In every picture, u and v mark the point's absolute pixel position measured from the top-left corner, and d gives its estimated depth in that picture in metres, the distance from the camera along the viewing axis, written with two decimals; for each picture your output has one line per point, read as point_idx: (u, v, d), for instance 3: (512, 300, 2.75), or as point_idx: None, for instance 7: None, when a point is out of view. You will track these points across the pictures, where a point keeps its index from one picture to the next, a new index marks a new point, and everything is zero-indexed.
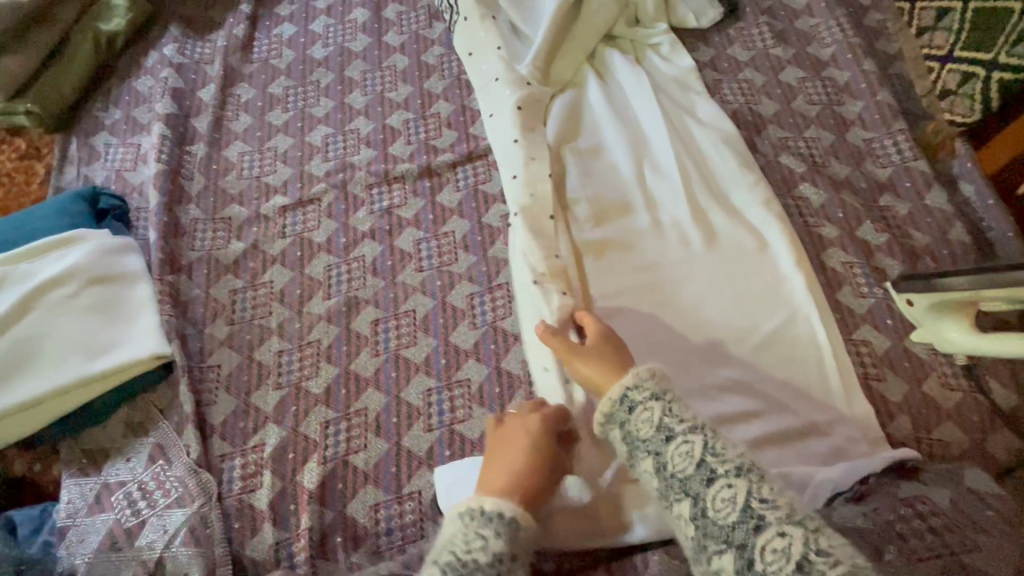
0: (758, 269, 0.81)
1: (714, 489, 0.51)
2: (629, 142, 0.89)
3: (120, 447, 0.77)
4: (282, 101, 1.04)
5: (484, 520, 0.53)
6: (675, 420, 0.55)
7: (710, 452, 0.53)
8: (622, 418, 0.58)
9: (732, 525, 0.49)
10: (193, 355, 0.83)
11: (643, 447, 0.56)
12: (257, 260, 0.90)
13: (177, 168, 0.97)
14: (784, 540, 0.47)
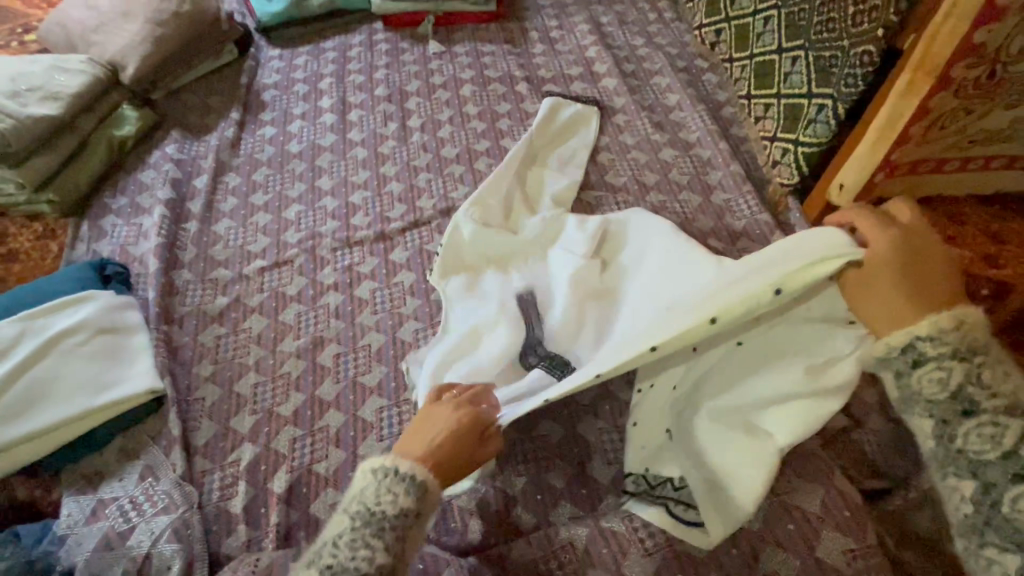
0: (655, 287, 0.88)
1: (922, 372, 0.57)
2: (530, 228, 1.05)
3: (115, 469, 0.90)
4: (263, 186, 1.28)
5: (397, 479, 0.61)
6: (922, 350, 0.56)
7: (933, 366, 0.57)
8: (912, 364, 0.57)
9: (982, 436, 0.54)
10: (181, 391, 0.99)
11: (914, 395, 0.58)
12: (238, 312, 1.09)
13: (173, 241, 1.18)
14: (998, 428, 0.54)
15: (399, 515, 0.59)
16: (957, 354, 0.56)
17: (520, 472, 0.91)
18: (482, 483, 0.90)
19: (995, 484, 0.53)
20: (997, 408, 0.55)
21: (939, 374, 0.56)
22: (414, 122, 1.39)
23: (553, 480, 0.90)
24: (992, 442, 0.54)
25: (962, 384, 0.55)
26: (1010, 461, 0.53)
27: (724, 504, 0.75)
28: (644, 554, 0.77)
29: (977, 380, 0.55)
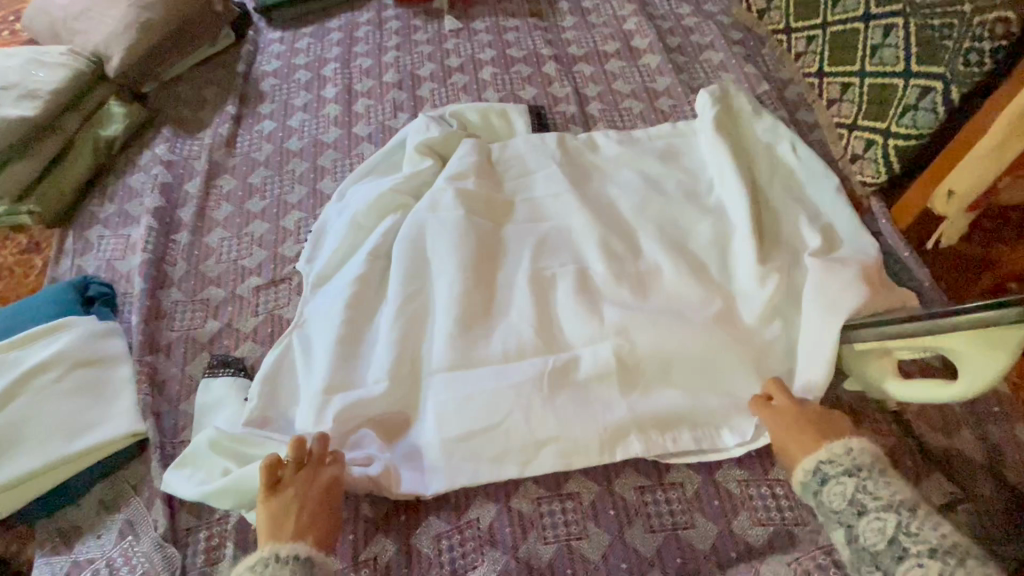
0: (480, 358, 0.83)
1: (866, 521, 0.63)
2: (441, 271, 0.89)
3: (93, 524, 0.81)
4: (260, 190, 1.15)
5: (280, 565, 0.63)
6: (868, 498, 0.63)
7: (903, 531, 0.60)
8: (815, 488, 0.67)
9: (882, 555, 0.61)
10: (167, 431, 0.88)
11: (835, 517, 0.65)
12: (230, 338, 0.97)
13: (162, 255, 1.06)
14: (882, 522, 0.61)
15: None
16: (849, 471, 0.66)
17: (546, 540, 0.77)
18: (501, 554, 0.77)
19: (887, 568, 0.60)
20: (922, 550, 0.59)
21: (841, 487, 0.65)
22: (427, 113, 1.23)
23: (587, 550, 0.76)
24: (882, 534, 0.61)
25: (853, 492, 0.64)
26: (896, 547, 0.60)
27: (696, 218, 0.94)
28: None
29: (866, 488, 0.64)
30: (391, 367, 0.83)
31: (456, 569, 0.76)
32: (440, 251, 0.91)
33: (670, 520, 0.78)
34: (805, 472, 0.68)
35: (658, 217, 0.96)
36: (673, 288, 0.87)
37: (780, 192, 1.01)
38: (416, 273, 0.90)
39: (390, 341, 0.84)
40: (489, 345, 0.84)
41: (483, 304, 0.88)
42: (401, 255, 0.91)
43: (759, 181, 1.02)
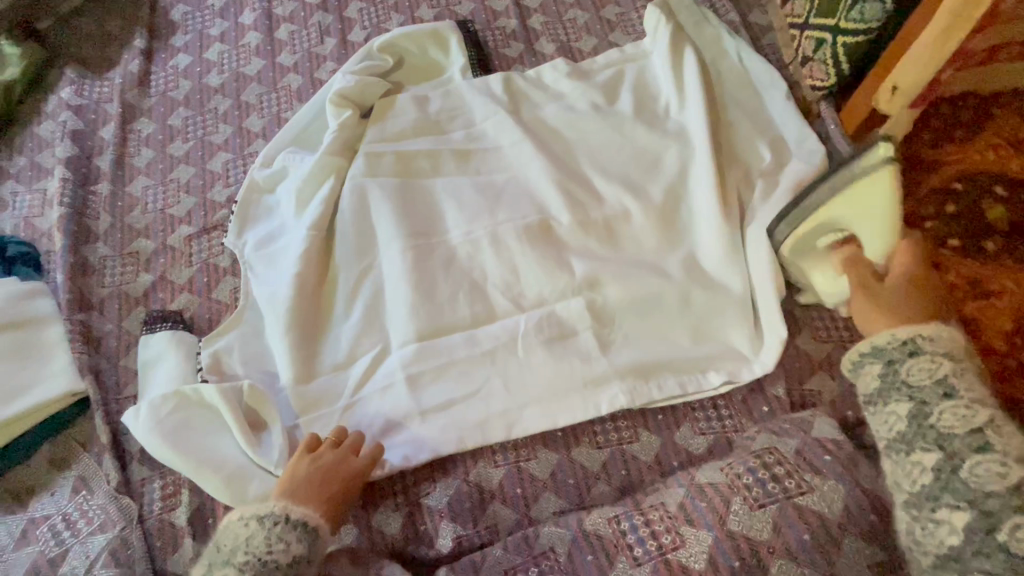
0: (443, 322, 0.86)
1: (949, 405, 0.59)
2: (399, 232, 0.90)
3: (45, 483, 0.81)
4: (182, 132, 1.07)
5: (289, 527, 0.66)
6: (959, 382, 0.60)
7: (987, 423, 0.57)
8: (894, 357, 0.64)
9: (955, 435, 0.57)
10: (109, 388, 0.86)
11: (907, 390, 0.62)
12: (166, 291, 0.93)
13: (83, 209, 1.00)
14: (971, 411, 0.57)
15: (290, 563, 0.64)
16: (943, 356, 0.62)
17: (496, 463, 0.80)
18: (453, 479, 0.79)
19: (957, 452, 0.57)
20: (1008, 452, 0.55)
21: (931, 365, 0.61)
22: (356, 36, 1.13)
23: (536, 470, 0.79)
24: (966, 422, 0.57)
25: (947, 373, 0.60)
26: (975, 436, 0.57)
27: (647, 157, 0.97)
28: (633, 565, 0.64)
29: (959, 373, 0.60)
30: (357, 329, 0.86)
31: (410, 496, 0.78)
32: (397, 213, 0.91)
33: (614, 436, 0.81)
34: (893, 339, 0.65)
35: (609, 164, 0.97)
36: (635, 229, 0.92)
37: (740, 114, 0.97)
38: (374, 238, 0.91)
39: (358, 311, 0.87)
40: (454, 311, 0.87)
41: (440, 261, 0.90)
42: (358, 221, 0.92)
43: (714, 105, 0.98)
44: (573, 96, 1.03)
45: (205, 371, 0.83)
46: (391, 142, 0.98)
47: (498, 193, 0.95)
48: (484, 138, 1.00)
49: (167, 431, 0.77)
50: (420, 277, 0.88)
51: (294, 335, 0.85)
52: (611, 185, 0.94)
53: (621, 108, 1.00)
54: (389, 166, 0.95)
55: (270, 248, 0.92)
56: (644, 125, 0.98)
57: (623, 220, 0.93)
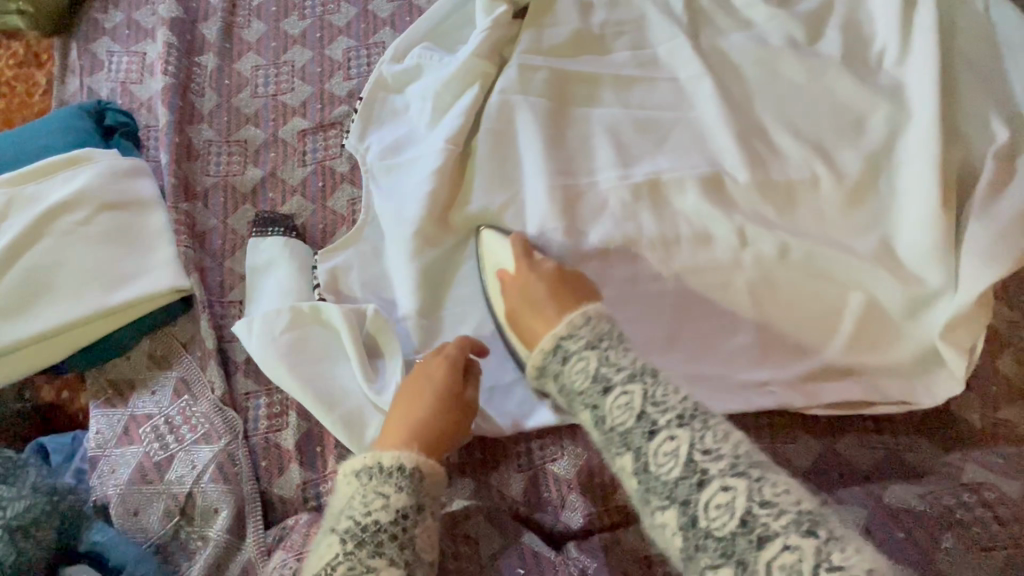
0: (583, 278, 0.75)
1: (611, 399, 0.52)
2: (543, 165, 0.78)
3: (146, 379, 0.75)
4: (299, 6, 0.92)
5: (384, 477, 0.54)
6: (612, 369, 0.53)
7: (650, 402, 0.51)
8: (555, 370, 0.59)
9: (675, 481, 0.47)
10: (213, 289, 0.79)
11: (581, 399, 0.55)
12: (276, 190, 0.83)
13: (186, 82, 0.88)
14: (629, 397, 0.51)
15: (397, 518, 0.51)
16: (592, 345, 0.57)
17: None
18: (582, 448, 0.71)
19: (639, 448, 0.49)
20: (670, 419, 0.49)
21: (582, 364, 0.56)
22: None
23: None
24: (626, 411, 0.51)
25: (597, 368, 0.55)
26: (642, 423, 0.50)
27: (846, 115, 0.81)
28: None
29: (609, 360, 0.55)
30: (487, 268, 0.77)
31: (534, 460, 0.71)
32: (543, 141, 0.78)
33: (762, 434, 0.73)
34: (545, 352, 0.60)
35: (801, 118, 0.81)
36: (822, 199, 0.77)
37: (976, 78, 0.79)
38: (513, 169, 0.79)
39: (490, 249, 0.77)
40: (599, 267, 0.76)
41: (587, 208, 0.77)
42: (497, 143, 0.80)
43: (946, 62, 0.80)
44: (767, 27, 0.85)
45: (323, 288, 0.75)
46: (547, 57, 0.83)
47: (663, 135, 0.81)
48: (651, 68, 0.84)
49: (283, 350, 0.70)
50: (562, 222, 0.76)
51: (419, 264, 0.75)
52: (802, 144, 0.79)
53: (827, 51, 0.83)
54: (542, 85, 0.82)
55: (396, 158, 0.81)
56: (851, 73, 0.81)
57: (812, 187, 0.78)
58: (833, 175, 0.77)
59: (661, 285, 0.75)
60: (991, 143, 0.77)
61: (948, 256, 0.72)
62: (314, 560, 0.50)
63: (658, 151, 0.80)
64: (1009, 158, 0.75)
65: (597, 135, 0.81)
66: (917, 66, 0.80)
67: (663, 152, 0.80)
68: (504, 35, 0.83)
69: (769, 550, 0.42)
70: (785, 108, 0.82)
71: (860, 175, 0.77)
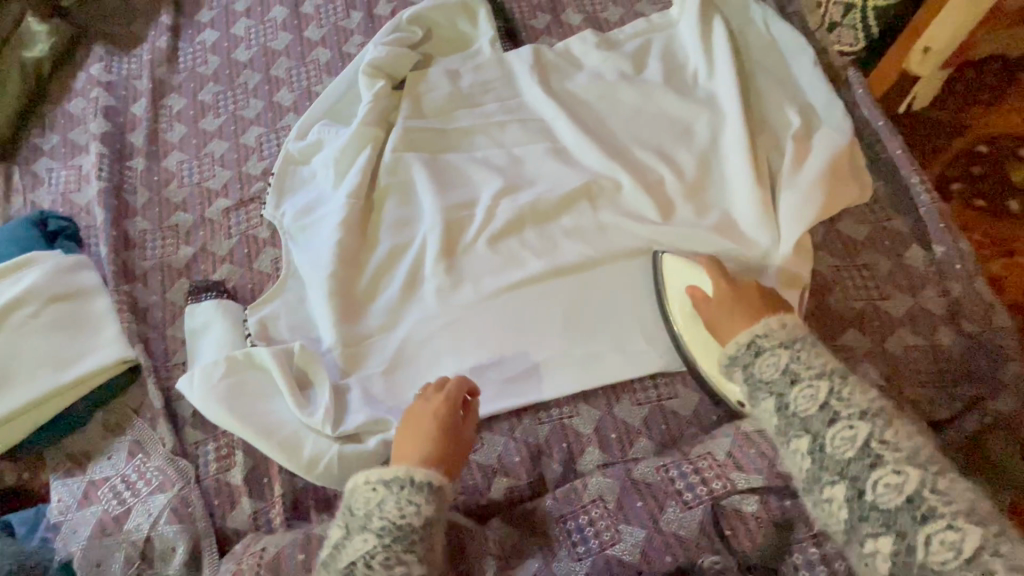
0: (479, 293, 0.89)
1: (798, 389, 0.63)
2: (433, 204, 0.93)
3: (102, 446, 0.83)
4: (213, 107, 1.08)
5: (414, 490, 0.63)
6: (802, 366, 0.64)
7: (835, 396, 0.61)
8: (746, 361, 0.68)
9: (849, 460, 0.58)
10: (158, 356, 0.88)
11: (767, 387, 0.65)
12: (207, 262, 0.95)
13: (120, 184, 1.01)
14: (854, 431, 0.59)
15: (424, 525, 0.62)
16: (786, 343, 0.66)
17: (541, 420, 0.82)
18: (500, 437, 0.81)
19: (817, 431, 0.61)
20: (898, 458, 0.56)
21: (775, 358, 0.66)
22: (383, 9, 1.13)
23: (580, 425, 0.82)
24: (813, 401, 0.62)
25: (828, 397, 0.61)
26: (833, 416, 0.60)
27: (674, 124, 0.98)
28: (684, 509, 0.66)
29: (800, 360, 0.65)
30: (398, 296, 0.89)
31: None
32: (429, 185, 0.94)
33: (654, 393, 0.83)
34: (739, 347, 0.68)
35: (640, 132, 0.98)
36: (664, 195, 0.93)
37: (768, 81, 0.98)
38: (410, 212, 0.94)
39: (397, 281, 0.90)
40: (491, 280, 0.89)
41: (473, 233, 0.92)
42: (393, 193, 0.95)
43: (743, 73, 1.00)
44: (602, 66, 1.03)
45: (255, 336, 0.86)
46: (427, 118, 1.00)
47: (533, 165, 0.97)
48: (514, 112, 1.01)
49: (222, 392, 0.79)
50: (454, 249, 0.91)
51: (335, 301, 0.86)
52: (643, 154, 0.96)
53: (652, 79, 1.01)
54: (426, 142, 0.98)
55: (308, 218, 0.94)
56: (673, 91, 0.99)
57: (656, 186, 0.94)
58: (668, 173, 0.94)
59: (547, 286, 0.89)
60: (788, 128, 0.95)
61: (769, 222, 0.88)
62: (350, 549, 0.61)
63: (526, 178, 0.96)
64: (803, 138, 0.93)
65: (476, 173, 0.96)
66: (721, 79, 0.99)
67: (532, 177, 0.96)
68: (388, 104, 1.00)
69: (929, 525, 0.53)
70: (625, 126, 0.99)
71: (690, 170, 0.94)
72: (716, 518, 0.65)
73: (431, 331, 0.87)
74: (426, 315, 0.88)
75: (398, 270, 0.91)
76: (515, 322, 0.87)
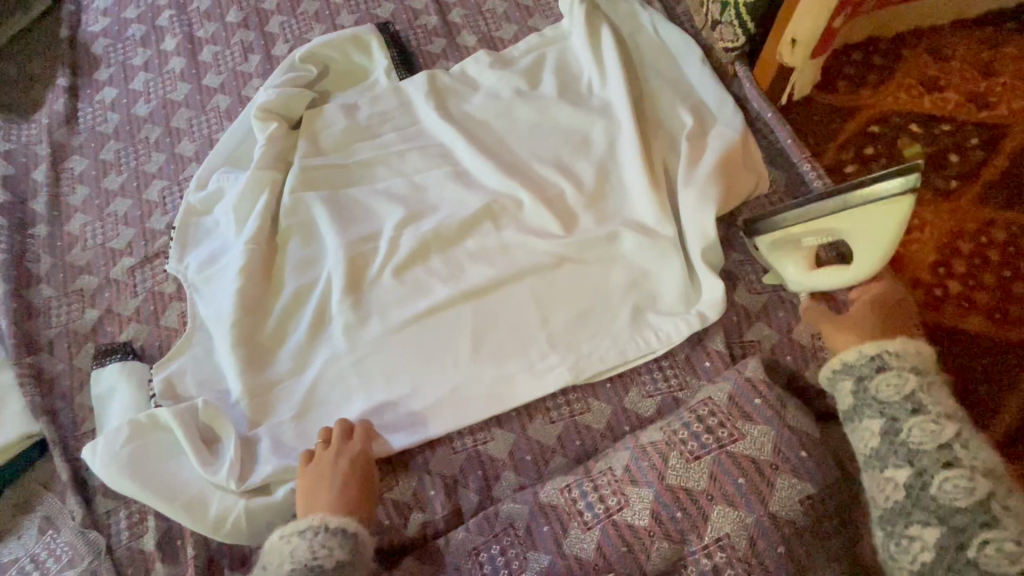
0: (385, 326, 0.86)
1: (917, 419, 0.61)
2: (334, 240, 0.91)
3: (10, 527, 0.81)
4: (115, 164, 1.07)
5: (329, 534, 0.65)
6: (908, 379, 0.63)
7: (920, 394, 0.62)
8: (862, 373, 0.65)
9: (924, 452, 0.59)
10: (66, 426, 0.87)
11: (877, 405, 0.63)
12: (113, 324, 0.93)
13: (21, 253, 0.99)
14: (938, 426, 0.59)
15: (338, 567, 0.64)
16: (897, 362, 0.64)
17: (455, 450, 0.81)
18: (414, 472, 0.80)
19: (926, 467, 0.59)
20: (975, 466, 0.57)
21: (897, 381, 0.63)
22: (280, 50, 1.13)
23: (494, 451, 0.81)
24: (932, 437, 0.59)
25: (915, 389, 0.62)
26: (943, 451, 0.59)
27: (571, 135, 0.98)
28: (584, 529, 0.66)
29: (920, 374, 0.63)
30: (304, 339, 0.87)
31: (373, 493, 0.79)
32: (329, 221, 0.92)
33: (567, 410, 0.83)
34: (861, 356, 0.66)
35: (538, 147, 0.98)
36: (566, 207, 0.93)
37: (659, 83, 0.99)
38: (312, 250, 0.92)
39: (303, 323, 0.88)
40: (398, 311, 0.87)
41: (378, 266, 0.90)
42: (294, 234, 0.93)
43: (634, 78, 1.00)
44: (497, 85, 1.04)
45: (159, 397, 0.84)
46: (325, 154, 0.99)
47: (433, 191, 0.96)
48: (413, 139, 1.01)
49: (124, 458, 0.77)
50: (358, 284, 0.89)
51: (239, 351, 0.85)
52: (542, 169, 0.95)
53: (547, 92, 1.01)
54: (327, 179, 0.97)
55: (211, 269, 0.93)
56: (567, 103, 1.00)
57: (558, 199, 0.93)
58: (568, 184, 0.93)
59: (454, 311, 0.87)
60: (681, 128, 0.95)
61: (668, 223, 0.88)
62: None
63: (428, 203, 0.95)
64: (697, 137, 0.93)
65: (376, 204, 0.95)
66: (612, 86, 0.99)
67: (434, 202, 0.95)
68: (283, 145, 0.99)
69: (987, 529, 0.54)
70: (523, 142, 0.99)
71: (590, 178, 0.94)
72: (614, 536, 0.64)
73: (338, 373, 0.84)
74: (334, 354, 0.86)
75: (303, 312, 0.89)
76: (425, 352, 0.85)
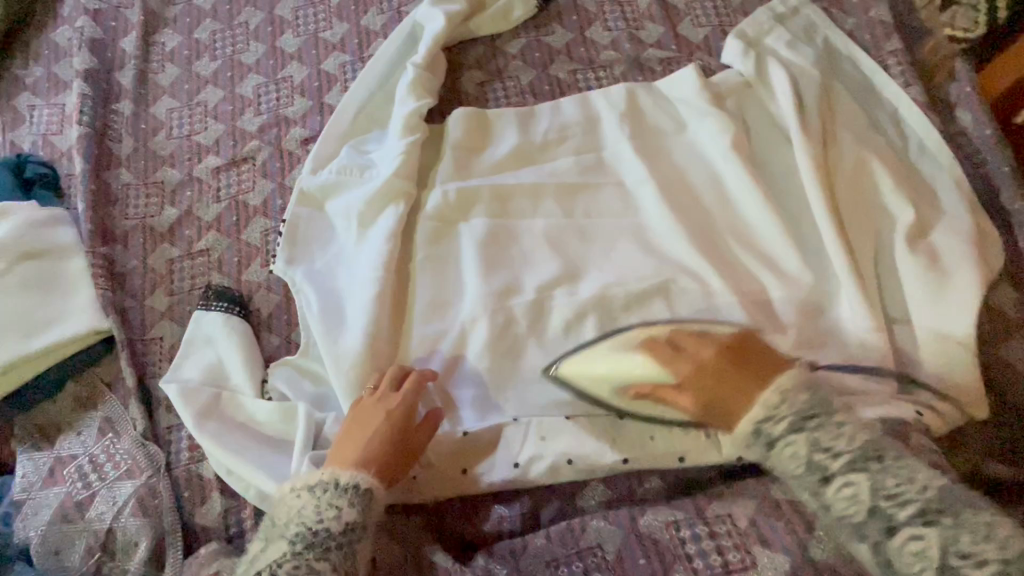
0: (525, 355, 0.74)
1: (831, 485, 0.55)
2: (478, 248, 0.78)
3: (71, 421, 0.78)
4: (209, 47, 0.96)
5: (338, 492, 0.60)
6: (829, 457, 0.55)
7: (844, 464, 0.55)
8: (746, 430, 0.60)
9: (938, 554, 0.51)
10: (135, 328, 0.81)
11: (782, 464, 0.58)
12: (192, 228, 0.86)
13: (103, 129, 0.91)
14: (853, 491, 0.54)
15: (346, 530, 0.59)
16: (801, 426, 0.57)
17: None
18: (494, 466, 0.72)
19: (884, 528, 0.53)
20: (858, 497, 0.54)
21: (793, 449, 0.57)
22: None
23: None
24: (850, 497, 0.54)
25: (807, 450, 0.57)
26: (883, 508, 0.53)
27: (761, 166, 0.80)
28: None
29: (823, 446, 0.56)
30: (420, 351, 0.74)
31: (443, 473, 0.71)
32: (474, 225, 0.79)
33: None
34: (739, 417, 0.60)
35: (725, 173, 0.79)
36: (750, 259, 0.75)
37: (856, 103, 0.81)
38: (446, 254, 0.79)
39: (426, 334, 0.75)
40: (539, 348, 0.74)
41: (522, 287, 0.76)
42: (426, 230, 0.80)
43: (832, 95, 0.82)
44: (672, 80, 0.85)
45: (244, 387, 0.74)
46: (468, 137, 0.84)
47: (585, 201, 0.81)
48: (567, 128, 0.84)
49: (198, 408, 0.72)
50: (496, 300, 0.75)
51: (350, 361, 0.72)
52: (724, 207, 0.79)
53: (737, 90, 0.83)
54: (468, 163, 0.83)
55: (324, 265, 0.80)
56: (757, 123, 0.82)
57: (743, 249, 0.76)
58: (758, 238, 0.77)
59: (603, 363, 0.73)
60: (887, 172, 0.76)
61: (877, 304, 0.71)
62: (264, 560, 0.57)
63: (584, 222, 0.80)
64: (914, 193, 0.76)
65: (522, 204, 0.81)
66: (812, 101, 0.80)
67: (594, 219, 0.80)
68: (426, 102, 0.83)
69: None
70: (708, 165, 0.81)
71: (789, 231, 0.75)
72: None
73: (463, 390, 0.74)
74: (460, 380, 0.74)
75: (428, 325, 0.76)
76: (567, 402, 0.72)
